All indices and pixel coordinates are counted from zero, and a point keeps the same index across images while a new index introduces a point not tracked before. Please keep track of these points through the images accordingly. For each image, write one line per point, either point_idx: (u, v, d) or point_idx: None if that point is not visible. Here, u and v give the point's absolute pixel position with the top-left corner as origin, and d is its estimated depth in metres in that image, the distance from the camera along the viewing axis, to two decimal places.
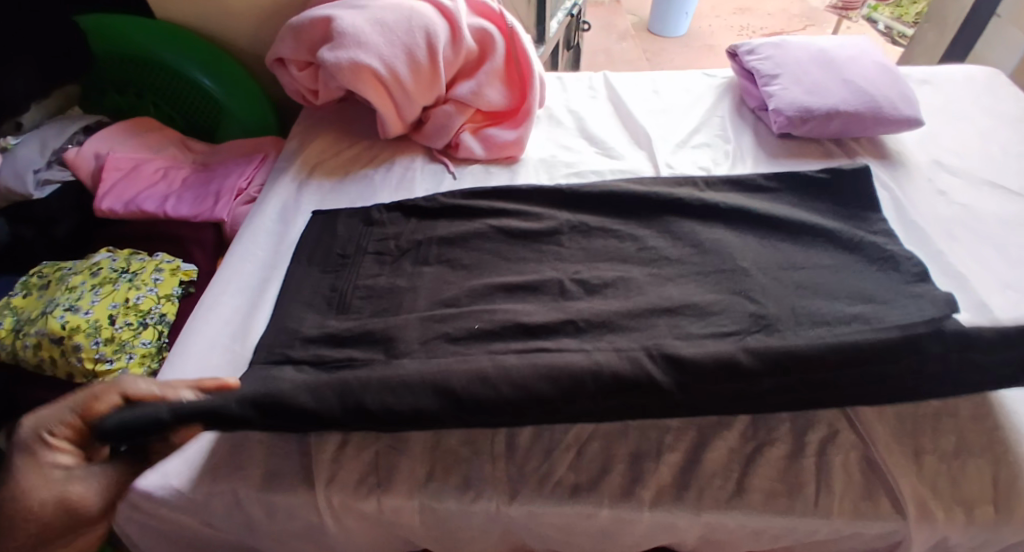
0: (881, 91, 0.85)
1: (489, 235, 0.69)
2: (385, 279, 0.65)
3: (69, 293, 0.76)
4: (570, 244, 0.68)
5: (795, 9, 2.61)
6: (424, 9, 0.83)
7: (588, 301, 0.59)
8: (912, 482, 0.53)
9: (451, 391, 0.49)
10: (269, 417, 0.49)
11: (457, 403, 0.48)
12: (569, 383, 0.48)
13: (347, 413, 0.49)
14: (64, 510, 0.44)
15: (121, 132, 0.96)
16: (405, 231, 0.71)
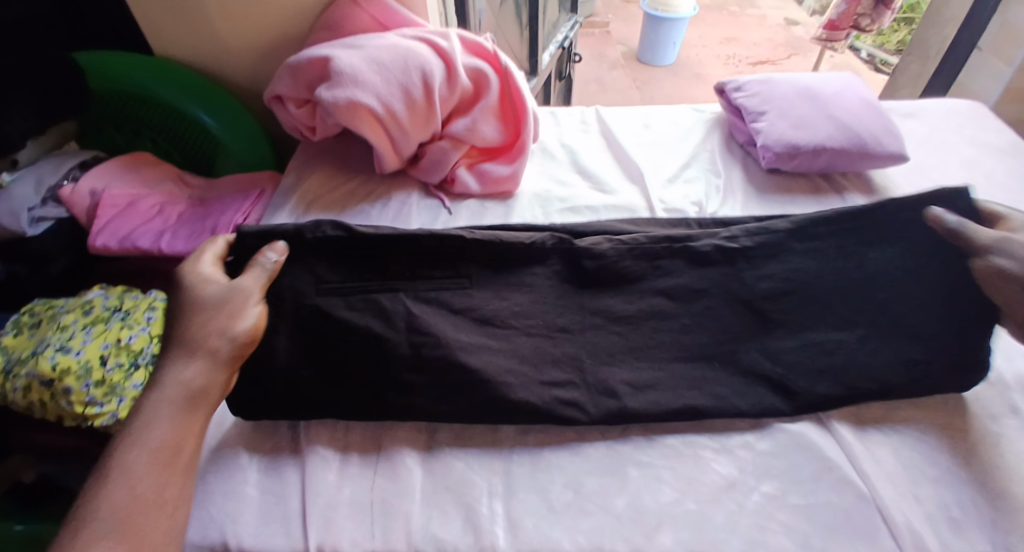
0: (867, 127, 0.88)
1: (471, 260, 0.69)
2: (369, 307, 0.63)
3: (60, 333, 0.75)
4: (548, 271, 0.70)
5: (779, 39, 2.69)
6: (421, 49, 0.85)
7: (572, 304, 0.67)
8: (918, 523, 0.53)
9: (472, 244, 0.67)
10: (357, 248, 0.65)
11: (491, 250, 0.68)
12: (553, 246, 0.69)
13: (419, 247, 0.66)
14: (230, 302, 0.58)
15: (118, 168, 0.96)
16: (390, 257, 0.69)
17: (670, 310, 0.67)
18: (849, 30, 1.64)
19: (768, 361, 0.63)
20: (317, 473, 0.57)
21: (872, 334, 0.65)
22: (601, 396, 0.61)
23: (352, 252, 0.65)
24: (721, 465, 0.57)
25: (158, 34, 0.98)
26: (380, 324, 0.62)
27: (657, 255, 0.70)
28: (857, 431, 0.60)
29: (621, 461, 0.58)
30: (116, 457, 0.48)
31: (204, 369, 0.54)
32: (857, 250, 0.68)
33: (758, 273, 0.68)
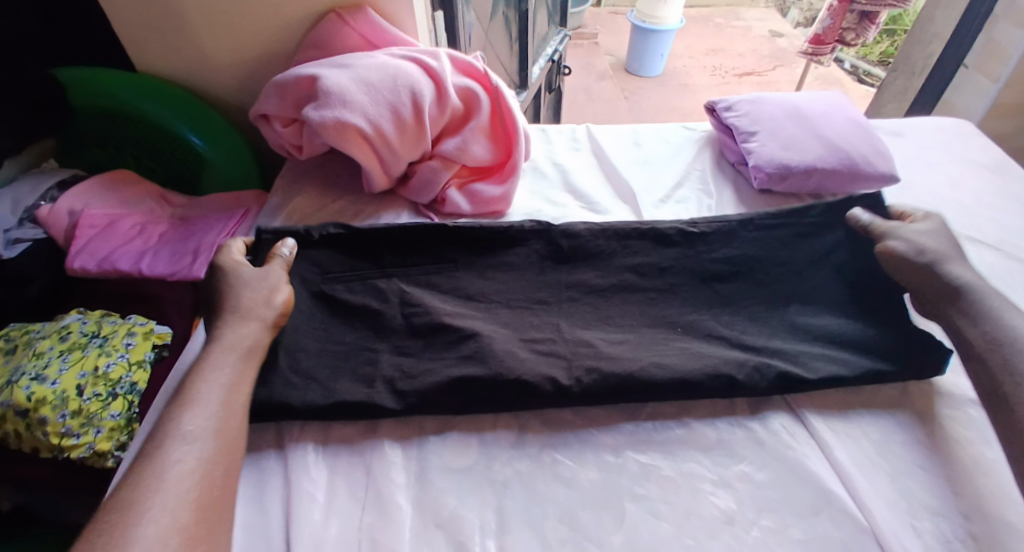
0: (856, 147, 0.88)
1: (459, 247, 0.79)
2: (369, 297, 0.72)
3: (35, 360, 0.72)
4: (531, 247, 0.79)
5: (765, 50, 2.73)
6: (410, 69, 0.83)
7: (554, 273, 0.77)
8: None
9: (457, 235, 0.79)
10: (359, 240, 0.77)
11: (472, 237, 0.79)
12: (531, 230, 0.80)
13: (409, 239, 0.78)
14: (267, 278, 0.68)
15: (97, 186, 0.93)
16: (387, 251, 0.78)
17: (640, 283, 0.77)
18: (834, 45, 1.65)
19: (722, 324, 0.72)
20: (303, 511, 0.55)
21: (819, 311, 0.73)
22: (578, 349, 0.67)
23: (352, 244, 0.77)
24: (720, 498, 0.56)
25: (140, 50, 0.96)
26: (376, 302, 0.72)
27: (628, 237, 0.81)
28: (856, 458, 0.60)
29: (618, 494, 0.56)
30: (189, 393, 0.56)
31: (256, 331, 0.63)
32: (795, 242, 0.81)
33: (713, 256, 0.79)
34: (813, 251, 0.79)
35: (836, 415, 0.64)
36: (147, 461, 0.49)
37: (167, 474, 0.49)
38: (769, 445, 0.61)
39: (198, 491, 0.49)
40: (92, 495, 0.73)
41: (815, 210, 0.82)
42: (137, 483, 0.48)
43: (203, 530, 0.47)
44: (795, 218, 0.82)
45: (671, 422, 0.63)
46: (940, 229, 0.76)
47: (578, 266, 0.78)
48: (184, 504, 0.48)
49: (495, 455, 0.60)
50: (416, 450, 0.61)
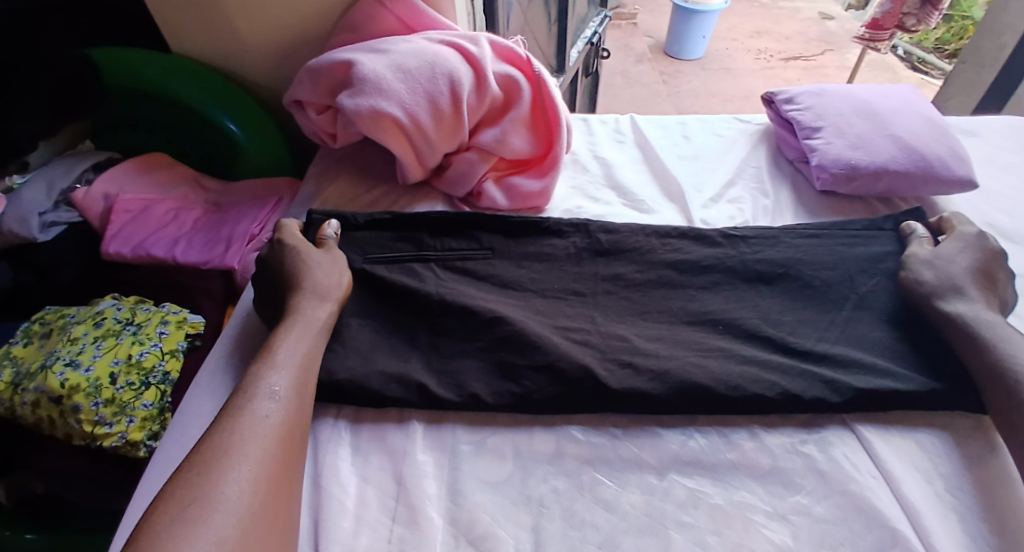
0: (931, 147, 0.81)
1: (493, 234, 0.75)
2: (405, 278, 0.69)
3: (70, 346, 0.71)
4: (567, 241, 0.75)
5: (813, 33, 2.57)
6: (448, 55, 0.79)
7: (593, 264, 0.73)
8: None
9: (494, 225, 0.75)
10: (399, 223, 0.75)
11: (508, 226, 0.76)
12: (569, 224, 0.76)
13: (449, 226, 0.75)
14: (332, 258, 0.69)
15: (132, 170, 0.93)
16: (424, 233, 0.75)
17: (680, 280, 0.72)
18: (893, 31, 1.53)
19: (770, 325, 0.67)
20: (332, 519, 0.52)
21: (886, 331, 0.66)
22: (613, 342, 0.64)
23: (392, 222, 0.75)
24: (773, 531, 0.52)
25: (173, 30, 0.94)
26: (413, 282, 0.69)
27: (667, 236, 0.77)
28: (929, 495, 0.55)
29: (660, 522, 0.52)
30: (276, 356, 0.57)
31: (332, 309, 0.64)
32: (844, 250, 0.75)
33: (756, 257, 0.74)
34: (863, 257, 0.74)
35: (908, 449, 0.58)
36: (238, 413, 0.51)
37: (256, 425, 0.50)
38: (831, 475, 0.56)
39: (281, 447, 0.50)
40: (123, 482, 0.73)
41: (857, 224, 0.78)
42: (229, 431, 0.49)
43: (282, 484, 0.48)
44: (844, 229, 0.77)
45: (720, 442, 0.59)
46: (979, 252, 0.70)
47: (617, 257, 0.74)
48: (267, 456, 0.49)
49: (531, 470, 0.56)
50: (448, 462, 0.57)
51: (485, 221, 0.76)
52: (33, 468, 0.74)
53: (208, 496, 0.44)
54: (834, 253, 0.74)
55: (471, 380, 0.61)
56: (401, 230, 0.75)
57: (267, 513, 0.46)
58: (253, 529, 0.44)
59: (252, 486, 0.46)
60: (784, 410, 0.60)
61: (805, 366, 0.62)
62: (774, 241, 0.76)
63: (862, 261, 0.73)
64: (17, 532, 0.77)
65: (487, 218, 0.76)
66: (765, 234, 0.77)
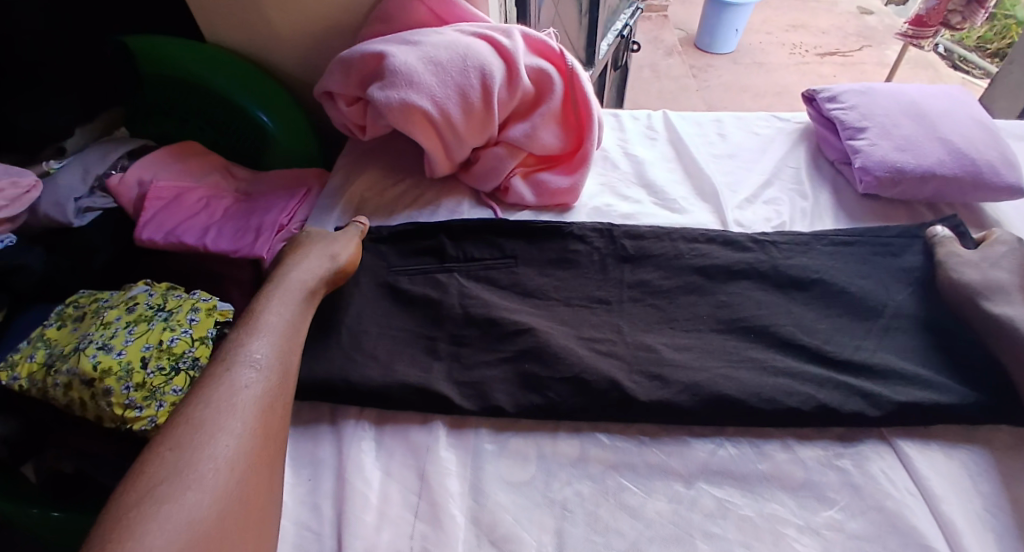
0: (981, 151, 0.77)
1: (516, 239, 0.74)
2: (428, 291, 0.69)
3: (103, 330, 0.73)
4: (590, 245, 0.74)
5: (852, 27, 2.48)
6: (480, 48, 0.78)
7: (620, 270, 0.72)
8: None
9: (515, 231, 0.75)
10: (422, 231, 0.75)
11: (530, 231, 0.75)
12: (592, 230, 0.75)
13: (473, 234, 0.75)
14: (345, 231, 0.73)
15: (166, 158, 0.94)
16: (445, 240, 0.74)
17: (708, 286, 0.70)
18: (938, 28, 1.47)
19: (805, 334, 0.64)
20: (355, 512, 0.52)
21: (926, 343, 0.63)
22: (638, 353, 0.63)
23: (415, 232, 0.75)
24: (805, 546, 0.50)
25: (208, 21, 0.95)
26: (436, 293, 0.68)
27: (695, 240, 0.74)
28: (972, 515, 0.52)
29: (687, 530, 0.51)
30: (257, 324, 0.58)
31: (321, 276, 0.66)
32: (880, 260, 0.72)
33: (788, 263, 0.71)
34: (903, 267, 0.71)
35: (950, 467, 0.56)
36: (216, 384, 0.51)
37: (235, 395, 0.51)
38: (866, 491, 0.54)
39: (262, 419, 0.51)
40: None
41: (892, 230, 0.75)
42: (205, 404, 0.49)
43: (264, 455, 0.49)
44: (885, 238, 0.74)
45: (751, 453, 0.57)
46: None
47: (643, 261, 0.72)
48: (246, 429, 0.49)
49: (554, 473, 0.55)
50: (471, 461, 0.57)
51: (509, 227, 0.75)
52: (68, 446, 0.76)
53: (183, 472, 0.45)
54: (872, 268, 0.71)
55: (492, 384, 0.61)
56: (423, 238, 0.75)
57: (246, 485, 0.46)
58: (231, 503, 0.45)
59: (230, 460, 0.47)
60: (819, 424, 0.58)
61: (842, 378, 0.60)
62: (808, 246, 0.74)
63: (903, 271, 0.70)
64: (42, 509, 0.75)
65: (509, 224, 0.75)
66: (798, 239, 0.74)
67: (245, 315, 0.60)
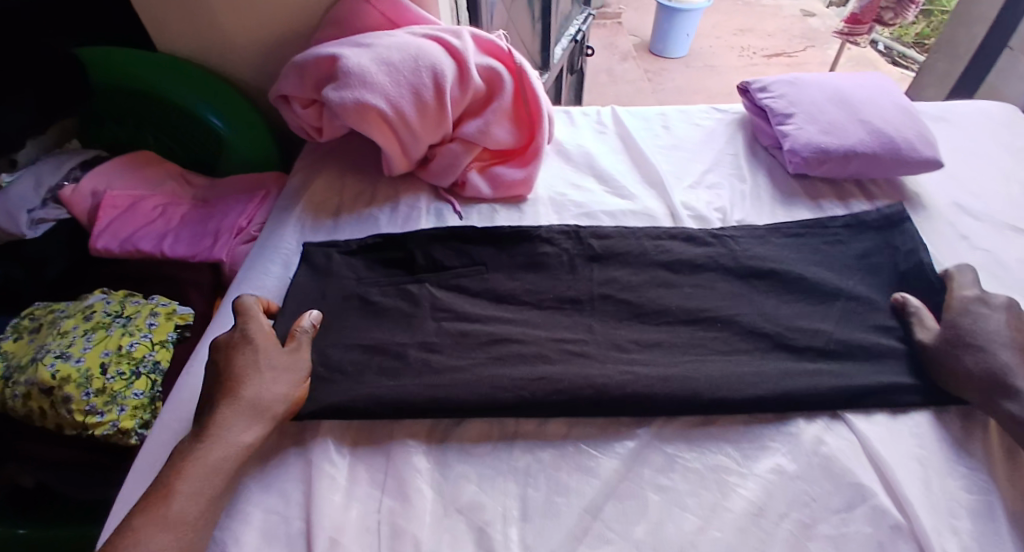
0: (898, 132, 0.84)
1: (482, 244, 0.74)
2: (398, 303, 0.68)
3: (60, 339, 0.72)
4: (559, 246, 0.74)
5: (795, 30, 2.61)
6: (431, 48, 0.81)
7: (593, 269, 0.73)
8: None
9: (481, 235, 0.75)
10: (390, 244, 0.74)
11: (498, 238, 0.75)
12: (566, 236, 0.75)
13: (442, 244, 0.74)
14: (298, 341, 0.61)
15: (118, 168, 0.94)
16: (415, 250, 0.73)
17: (673, 280, 0.72)
18: (872, 25, 1.57)
19: (763, 320, 0.68)
20: (324, 492, 0.53)
21: (854, 307, 0.69)
22: (610, 352, 0.64)
23: (384, 245, 0.74)
24: (748, 490, 0.54)
25: (160, 29, 0.95)
26: (407, 304, 0.68)
27: (658, 238, 0.77)
28: (898, 454, 0.57)
29: (640, 485, 0.54)
30: (170, 512, 0.46)
31: (262, 434, 0.53)
32: (827, 250, 0.76)
33: (747, 254, 0.74)
34: (841, 244, 0.76)
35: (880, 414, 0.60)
36: None
37: None
38: (801, 439, 0.58)
39: None
40: (126, 463, 0.74)
41: (839, 221, 0.79)
42: None
43: None
44: (825, 223, 0.79)
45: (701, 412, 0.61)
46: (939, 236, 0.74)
47: (611, 260, 0.74)
48: None
49: (518, 443, 0.58)
50: (436, 434, 0.59)
51: (475, 231, 0.75)
52: (26, 456, 0.74)
53: None
54: (815, 251, 0.76)
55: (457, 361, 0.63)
56: (392, 251, 0.73)
57: None
58: None
59: None
60: (782, 411, 0.59)
61: (793, 362, 0.63)
62: (751, 227, 0.79)
63: (850, 253, 0.75)
64: (5, 528, 0.77)
65: (477, 231, 0.75)
66: (754, 232, 0.78)
67: (157, 494, 0.47)
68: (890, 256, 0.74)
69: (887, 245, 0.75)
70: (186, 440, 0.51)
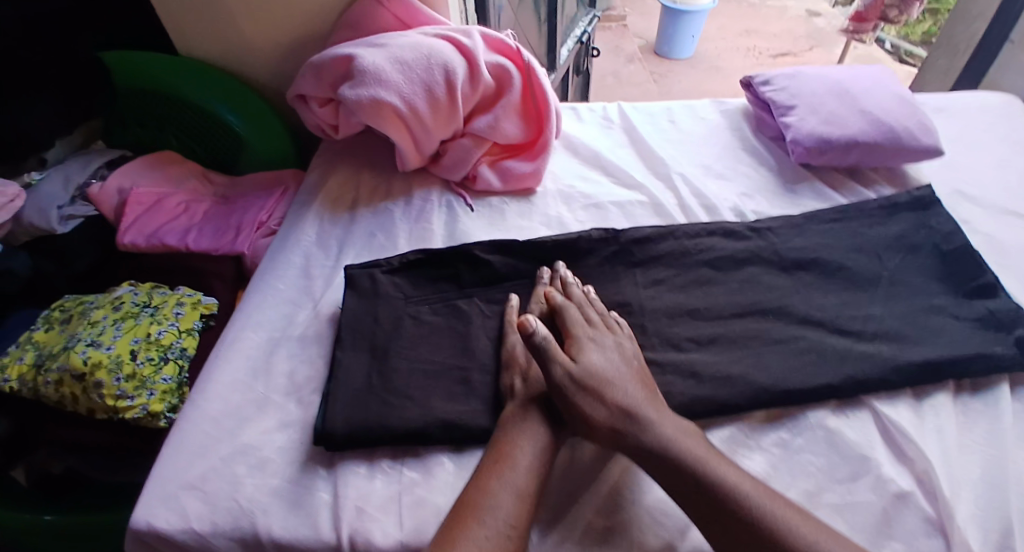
0: (900, 121, 0.86)
1: (526, 251, 0.73)
2: (441, 319, 0.67)
3: (91, 328, 0.75)
4: (601, 253, 0.74)
5: (801, 30, 2.63)
6: (443, 47, 0.84)
7: (641, 273, 0.72)
8: (976, 536, 0.49)
9: (525, 243, 0.73)
10: (436, 260, 0.72)
11: (541, 245, 0.73)
12: (608, 240, 0.74)
13: (489, 255, 0.72)
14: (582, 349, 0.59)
15: (143, 167, 0.98)
16: (462, 264, 0.71)
17: (718, 278, 0.72)
18: (877, 22, 1.58)
19: (816, 310, 0.67)
20: (348, 468, 0.55)
21: (876, 295, 0.69)
22: (672, 356, 0.63)
23: (429, 262, 0.72)
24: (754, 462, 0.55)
25: (182, 34, 0.99)
26: (461, 323, 0.66)
27: (698, 235, 0.76)
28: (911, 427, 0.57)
29: None
30: (505, 466, 0.50)
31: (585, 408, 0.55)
32: (866, 232, 0.76)
33: (788, 246, 0.74)
34: (874, 236, 0.76)
35: (903, 399, 0.59)
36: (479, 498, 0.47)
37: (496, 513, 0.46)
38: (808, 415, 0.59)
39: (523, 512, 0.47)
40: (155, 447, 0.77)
41: (871, 204, 0.80)
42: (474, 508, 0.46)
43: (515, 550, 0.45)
44: (857, 210, 0.79)
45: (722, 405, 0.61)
46: (940, 225, 0.75)
47: (658, 260, 0.73)
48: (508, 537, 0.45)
49: None
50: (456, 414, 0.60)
51: (520, 239, 0.74)
52: (56, 439, 0.76)
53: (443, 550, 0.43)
54: (834, 237, 0.76)
55: (476, 340, 0.64)
56: (439, 267, 0.72)
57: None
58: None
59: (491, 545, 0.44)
60: (849, 396, 0.59)
61: (817, 337, 0.64)
62: (780, 217, 0.79)
63: (887, 242, 0.75)
64: (35, 513, 0.79)
65: (522, 241, 0.73)
66: (792, 223, 0.78)
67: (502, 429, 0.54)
68: (927, 235, 0.75)
69: (924, 227, 0.76)
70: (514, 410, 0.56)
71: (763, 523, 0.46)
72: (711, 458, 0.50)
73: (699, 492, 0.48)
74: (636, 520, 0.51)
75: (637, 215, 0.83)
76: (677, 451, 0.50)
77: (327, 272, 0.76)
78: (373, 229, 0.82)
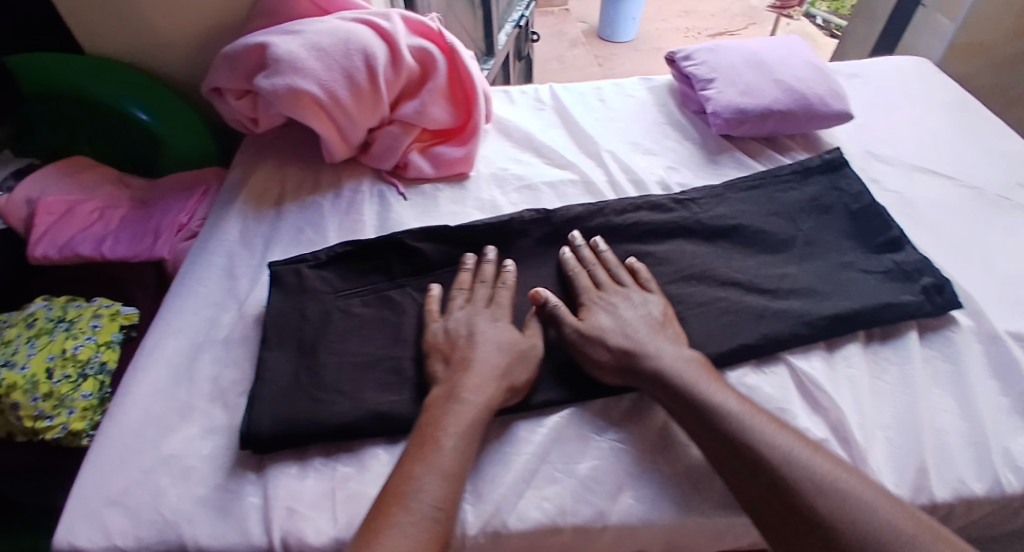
0: (814, 89, 0.89)
1: (455, 236, 0.72)
2: (371, 310, 0.65)
3: (4, 348, 0.71)
4: (532, 233, 0.74)
5: (735, 8, 2.70)
6: (361, 31, 0.82)
7: None
8: (886, 474, 0.53)
9: (453, 228, 0.73)
10: (364, 251, 0.70)
11: (470, 228, 0.72)
12: (537, 219, 0.74)
13: (416, 243, 0.71)
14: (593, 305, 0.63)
15: (54, 173, 0.91)
16: (391, 254, 0.70)
17: (647, 251, 0.73)
18: None
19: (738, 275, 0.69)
20: (279, 468, 0.54)
21: (794, 257, 0.72)
22: None
23: (357, 253, 0.70)
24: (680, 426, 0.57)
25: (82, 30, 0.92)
26: (391, 313, 0.65)
27: (625, 210, 0.77)
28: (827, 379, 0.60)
29: (582, 431, 0.57)
30: (433, 450, 0.49)
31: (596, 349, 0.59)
32: (782, 197, 0.79)
33: (710, 215, 0.76)
34: (791, 200, 0.78)
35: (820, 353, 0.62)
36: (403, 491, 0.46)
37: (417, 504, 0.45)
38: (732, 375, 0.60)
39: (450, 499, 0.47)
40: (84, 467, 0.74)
41: (787, 169, 0.83)
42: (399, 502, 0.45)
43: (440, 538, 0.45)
44: (773, 177, 0.82)
45: None
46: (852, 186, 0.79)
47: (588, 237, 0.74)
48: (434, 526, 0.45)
49: None
50: None
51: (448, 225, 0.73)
52: None
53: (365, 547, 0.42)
54: (754, 203, 0.78)
55: (408, 330, 0.63)
56: (367, 258, 0.70)
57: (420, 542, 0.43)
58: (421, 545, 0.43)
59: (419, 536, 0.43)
60: (771, 355, 0.61)
61: (739, 300, 0.66)
62: (703, 188, 0.81)
63: (802, 205, 0.77)
64: None
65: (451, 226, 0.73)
66: (714, 192, 0.80)
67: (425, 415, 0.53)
68: (839, 196, 0.78)
69: (834, 188, 0.79)
70: (439, 393, 0.55)
71: (747, 440, 0.49)
72: (704, 382, 0.54)
73: (694, 415, 0.52)
74: (570, 490, 0.52)
75: (569, 194, 0.83)
76: (677, 376, 0.54)
77: (252, 271, 0.73)
78: (301, 223, 0.79)
